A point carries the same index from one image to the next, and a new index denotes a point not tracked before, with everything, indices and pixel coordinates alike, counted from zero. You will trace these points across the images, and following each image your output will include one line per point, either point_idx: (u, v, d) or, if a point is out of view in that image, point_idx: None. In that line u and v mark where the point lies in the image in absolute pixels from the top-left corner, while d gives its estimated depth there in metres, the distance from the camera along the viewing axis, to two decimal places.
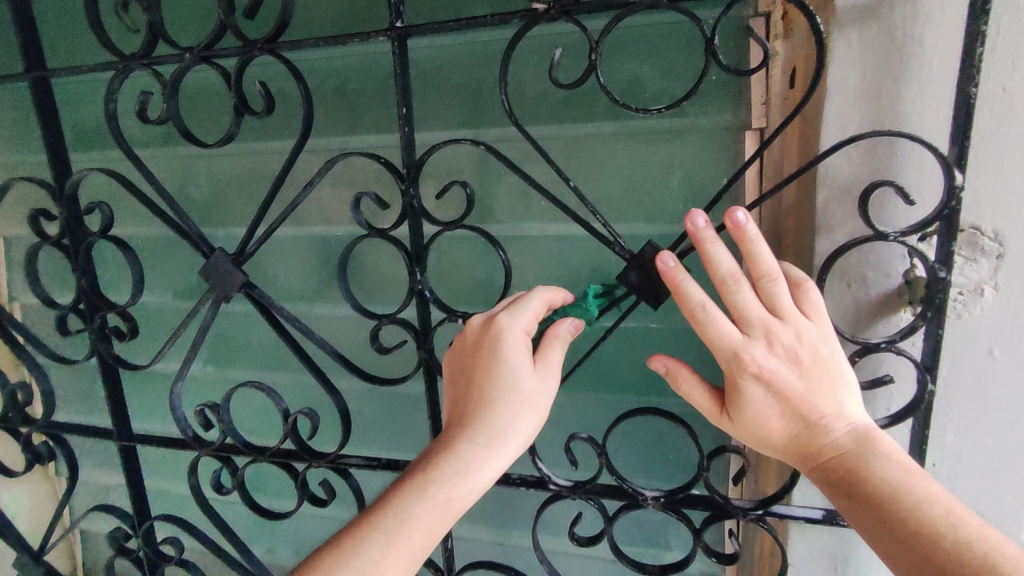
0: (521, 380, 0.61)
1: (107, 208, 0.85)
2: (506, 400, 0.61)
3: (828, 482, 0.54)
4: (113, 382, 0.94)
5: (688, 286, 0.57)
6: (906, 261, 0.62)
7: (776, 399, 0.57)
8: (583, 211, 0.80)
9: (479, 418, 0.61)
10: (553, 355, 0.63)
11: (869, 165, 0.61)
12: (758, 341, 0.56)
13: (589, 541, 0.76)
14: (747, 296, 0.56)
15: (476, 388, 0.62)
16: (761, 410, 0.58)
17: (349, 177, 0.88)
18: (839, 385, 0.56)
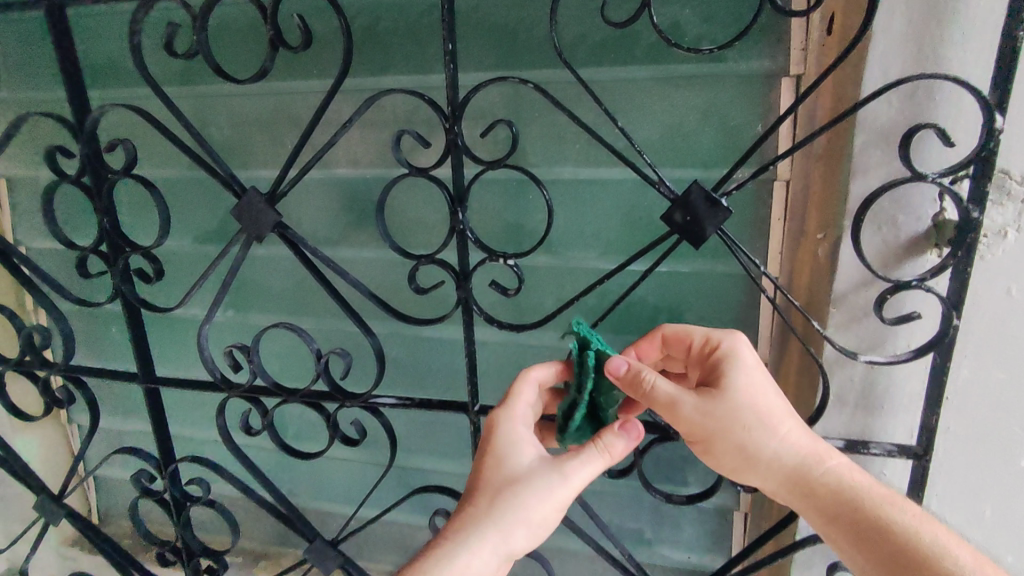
0: (544, 486, 0.64)
1: (130, 145, 0.81)
2: (517, 506, 0.63)
3: (823, 499, 0.63)
4: (136, 324, 0.93)
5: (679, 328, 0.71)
6: (936, 204, 0.65)
7: (762, 409, 0.64)
8: (629, 156, 0.80)
9: (498, 516, 0.62)
10: (596, 467, 0.65)
11: (908, 109, 0.63)
12: (745, 350, 0.67)
13: (619, 474, 0.81)
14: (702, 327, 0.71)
15: (494, 495, 0.64)
16: (751, 416, 0.64)
17: (380, 120, 0.87)
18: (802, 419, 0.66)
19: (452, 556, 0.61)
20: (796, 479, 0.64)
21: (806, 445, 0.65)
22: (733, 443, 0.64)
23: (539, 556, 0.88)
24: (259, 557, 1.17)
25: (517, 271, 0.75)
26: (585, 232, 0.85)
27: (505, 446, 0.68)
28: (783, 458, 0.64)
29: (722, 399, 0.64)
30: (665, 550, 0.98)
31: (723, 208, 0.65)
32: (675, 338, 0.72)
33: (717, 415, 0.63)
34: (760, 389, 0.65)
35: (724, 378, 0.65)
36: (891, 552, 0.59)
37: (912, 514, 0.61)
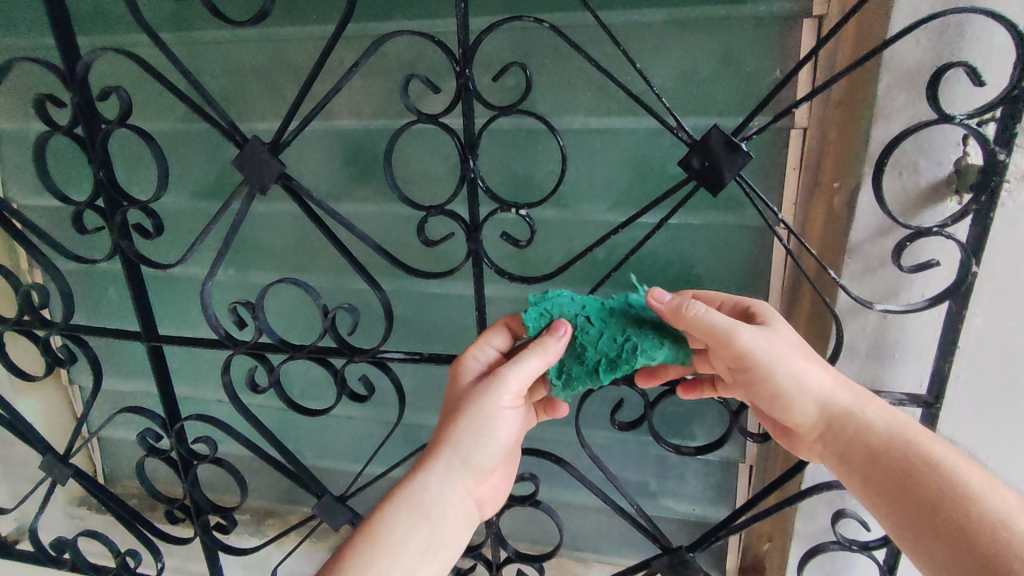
0: (488, 397, 0.66)
1: (124, 93, 0.78)
2: (465, 422, 0.67)
3: (868, 435, 0.64)
4: (137, 282, 0.91)
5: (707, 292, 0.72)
6: (959, 149, 0.64)
7: (806, 347, 0.66)
8: (645, 104, 0.78)
9: (451, 434, 0.67)
10: (528, 367, 0.65)
11: (936, 49, 0.61)
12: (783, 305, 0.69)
13: (629, 426, 0.81)
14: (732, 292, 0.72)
15: (449, 419, 0.68)
16: (802, 354, 0.65)
17: (384, 68, 0.84)
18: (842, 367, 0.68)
19: (420, 478, 0.66)
20: (842, 415, 0.65)
21: (851, 387, 0.66)
22: (783, 376, 0.65)
23: (548, 508, 0.89)
24: (267, 515, 1.18)
25: (529, 222, 0.73)
26: (595, 185, 0.83)
27: (459, 380, 0.71)
28: (830, 394, 0.66)
29: (773, 328, 0.65)
30: (671, 503, 0.99)
31: (743, 152, 0.63)
32: (704, 300, 0.72)
33: (771, 337, 0.64)
34: (802, 332, 0.67)
35: (773, 314, 0.67)
36: (932, 488, 0.60)
37: (954, 455, 0.62)
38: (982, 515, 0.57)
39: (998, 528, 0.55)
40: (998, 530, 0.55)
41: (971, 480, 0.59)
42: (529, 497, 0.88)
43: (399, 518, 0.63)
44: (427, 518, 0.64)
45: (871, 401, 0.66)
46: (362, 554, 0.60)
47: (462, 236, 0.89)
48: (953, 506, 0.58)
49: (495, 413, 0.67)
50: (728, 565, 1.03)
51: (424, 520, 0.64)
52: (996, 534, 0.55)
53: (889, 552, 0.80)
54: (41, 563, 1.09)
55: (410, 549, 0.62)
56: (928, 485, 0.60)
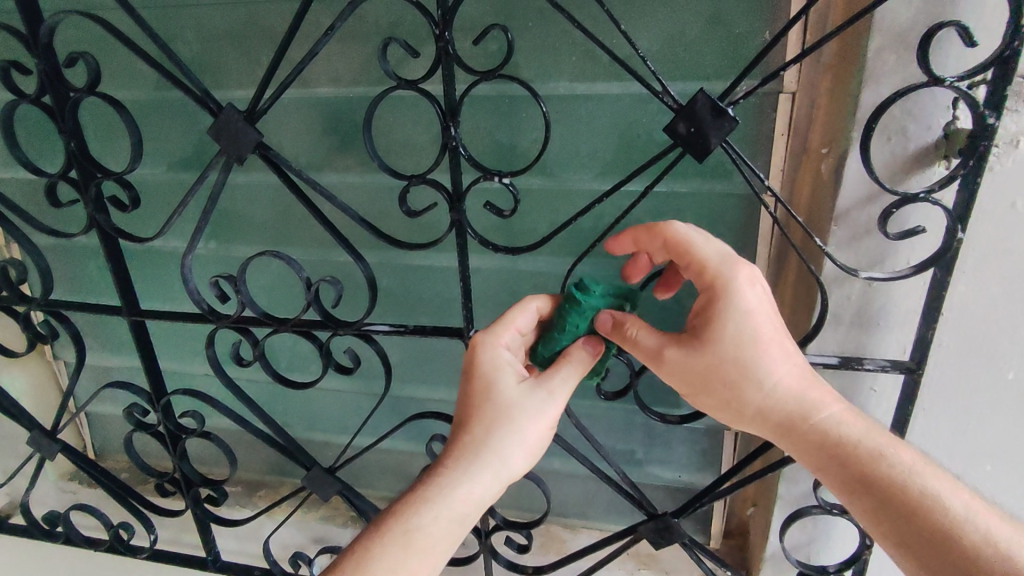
0: (534, 405, 0.67)
1: (91, 59, 0.75)
2: (509, 425, 0.66)
3: (815, 442, 0.65)
4: (116, 256, 0.89)
5: (688, 236, 0.65)
6: (948, 112, 0.63)
7: (750, 356, 0.64)
8: (631, 68, 0.76)
9: (494, 436, 0.65)
10: (572, 381, 0.68)
11: (928, 8, 0.59)
12: (745, 288, 0.63)
13: (614, 395, 0.81)
14: (708, 241, 0.65)
15: (487, 422, 0.66)
16: (744, 367, 0.64)
17: (362, 32, 0.81)
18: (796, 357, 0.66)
19: (455, 481, 0.64)
20: (788, 421, 0.65)
21: (801, 391, 0.65)
22: (726, 389, 0.66)
23: (535, 477, 0.90)
24: (258, 487, 1.19)
25: (512, 192, 0.72)
26: (581, 153, 0.82)
27: (496, 368, 0.68)
28: (777, 402, 0.65)
29: (703, 351, 0.64)
30: (656, 470, 1.00)
31: (729, 117, 0.61)
32: (682, 246, 0.66)
33: (699, 363, 0.65)
34: (749, 338, 0.64)
35: (710, 326, 0.64)
36: (880, 495, 0.61)
37: (903, 456, 0.62)
38: (934, 524, 0.59)
39: (950, 537, 0.58)
40: (951, 537, 0.58)
41: (923, 483, 0.61)
42: None
43: (434, 518, 0.62)
44: (466, 516, 0.63)
45: (821, 402, 0.65)
46: (397, 555, 0.59)
47: (445, 206, 0.88)
48: (901, 514, 0.60)
49: (539, 421, 0.67)
50: (713, 530, 1.05)
51: (462, 519, 0.63)
52: (945, 540, 0.58)
53: None
54: (35, 536, 1.10)
55: (442, 550, 0.61)
56: (878, 492, 0.61)
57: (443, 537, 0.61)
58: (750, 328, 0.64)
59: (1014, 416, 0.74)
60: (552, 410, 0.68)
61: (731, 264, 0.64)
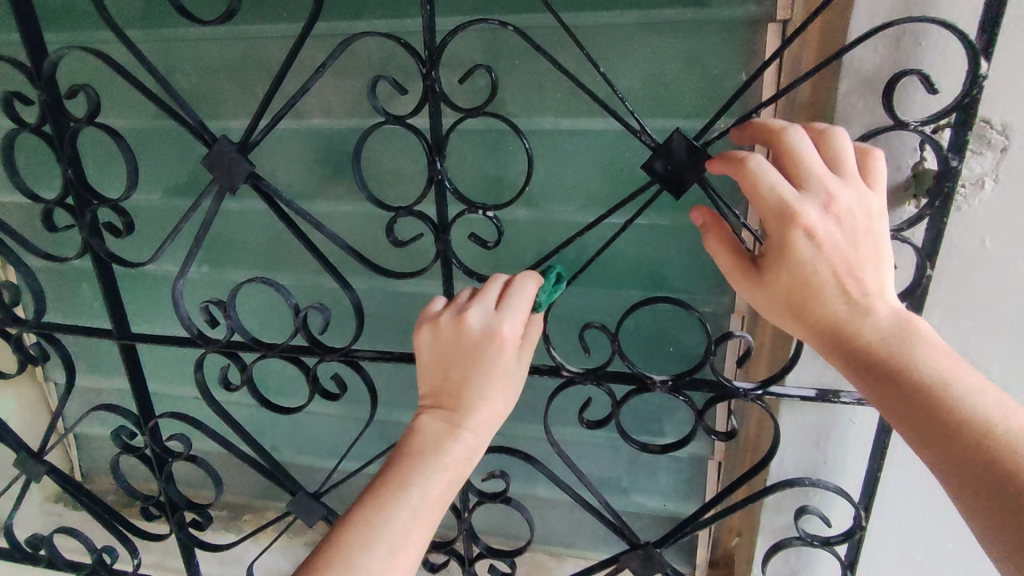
0: (495, 367, 0.67)
1: (92, 91, 0.78)
2: (484, 391, 0.67)
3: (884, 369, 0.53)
4: (109, 280, 0.91)
5: (755, 161, 0.56)
6: (916, 153, 0.65)
7: (824, 270, 0.55)
8: (611, 106, 0.79)
9: (467, 412, 0.66)
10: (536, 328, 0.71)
11: (893, 56, 0.62)
12: (814, 201, 0.55)
13: (596, 424, 0.81)
14: (779, 185, 0.55)
15: (471, 384, 0.67)
16: (800, 289, 0.56)
17: (355, 66, 0.84)
18: (881, 262, 0.56)
19: (447, 448, 0.65)
20: (830, 343, 0.56)
21: (877, 312, 0.54)
22: (793, 300, 0.57)
23: (518, 504, 0.90)
24: (244, 511, 1.19)
25: (496, 224, 0.74)
26: (565, 185, 0.84)
27: (462, 338, 0.68)
28: (823, 325, 0.56)
29: (771, 267, 0.57)
30: (641, 498, 1.01)
31: (704, 157, 0.64)
32: (752, 178, 0.56)
33: (767, 282, 0.58)
34: (821, 248, 0.55)
35: (775, 239, 0.56)
36: (937, 431, 0.50)
37: (972, 383, 0.50)
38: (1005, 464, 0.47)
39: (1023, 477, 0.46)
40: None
41: (989, 411, 0.49)
42: (501, 493, 0.89)
43: (433, 483, 0.64)
44: (445, 492, 0.65)
45: (875, 326, 0.54)
46: (402, 515, 0.62)
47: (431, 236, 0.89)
48: (959, 452, 0.49)
49: (505, 385, 0.68)
50: (698, 559, 1.05)
51: (440, 499, 0.64)
52: (1008, 478, 0.46)
53: (850, 548, 0.82)
54: (17, 559, 1.10)
55: (438, 508, 0.64)
56: (936, 426, 0.50)
57: (441, 497, 0.64)
58: (817, 251, 0.55)
59: None
60: (517, 374, 0.69)
61: (803, 212, 0.55)
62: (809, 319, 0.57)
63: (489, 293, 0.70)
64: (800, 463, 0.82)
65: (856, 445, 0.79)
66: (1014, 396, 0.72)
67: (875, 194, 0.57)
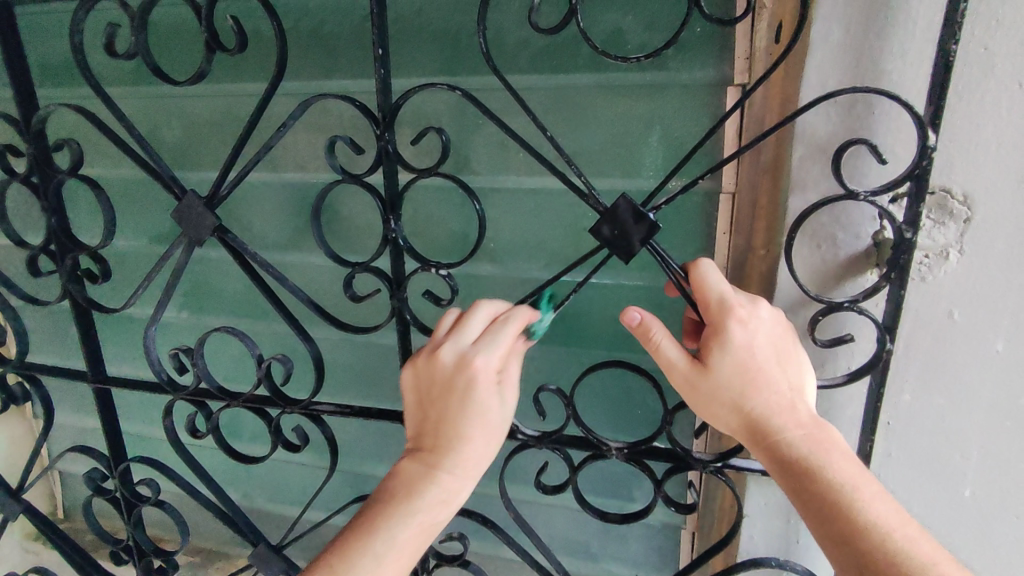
0: (477, 406, 0.60)
1: (76, 145, 0.81)
2: (472, 432, 0.60)
3: (803, 468, 0.57)
4: (87, 324, 0.93)
5: (710, 270, 0.63)
6: (876, 222, 0.63)
7: (758, 362, 0.60)
8: (563, 166, 0.79)
9: (445, 456, 0.60)
10: (515, 366, 0.64)
11: (846, 124, 0.61)
12: (751, 312, 0.61)
13: (553, 490, 0.78)
14: (723, 286, 0.62)
15: (448, 427, 0.61)
16: (739, 379, 0.60)
17: (326, 123, 0.86)
18: (802, 369, 0.62)
19: (422, 489, 0.60)
20: (756, 437, 0.60)
21: (798, 414, 0.59)
22: (734, 390, 0.61)
23: (477, 569, 0.86)
24: (215, 558, 1.17)
25: (450, 282, 0.73)
26: (529, 243, 0.84)
27: (436, 377, 0.62)
28: (752, 417, 0.60)
29: (718, 354, 0.61)
30: (612, 565, 0.96)
31: (650, 221, 0.62)
32: (707, 284, 0.63)
33: (711, 370, 0.61)
34: (758, 344, 0.61)
35: (724, 333, 0.61)
36: (844, 531, 0.53)
37: (872, 491, 0.55)
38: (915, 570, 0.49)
39: None
40: None
41: (890, 518, 0.53)
42: (458, 557, 0.85)
43: (407, 526, 0.58)
44: (418, 541, 0.59)
45: (793, 424, 0.59)
46: (366, 561, 0.56)
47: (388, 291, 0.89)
48: (861, 558, 0.51)
49: (487, 427, 0.61)
50: None
51: (413, 547, 0.58)
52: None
53: None
54: None
55: (403, 561, 0.58)
56: (846, 523, 0.53)
57: (415, 548, 0.58)
58: (750, 344, 0.60)
59: (977, 535, 0.70)
60: (502, 414, 0.62)
61: (736, 306, 0.61)
62: (742, 409, 0.61)
63: (470, 324, 0.64)
64: (770, 539, 0.77)
65: None
66: (996, 479, 0.67)
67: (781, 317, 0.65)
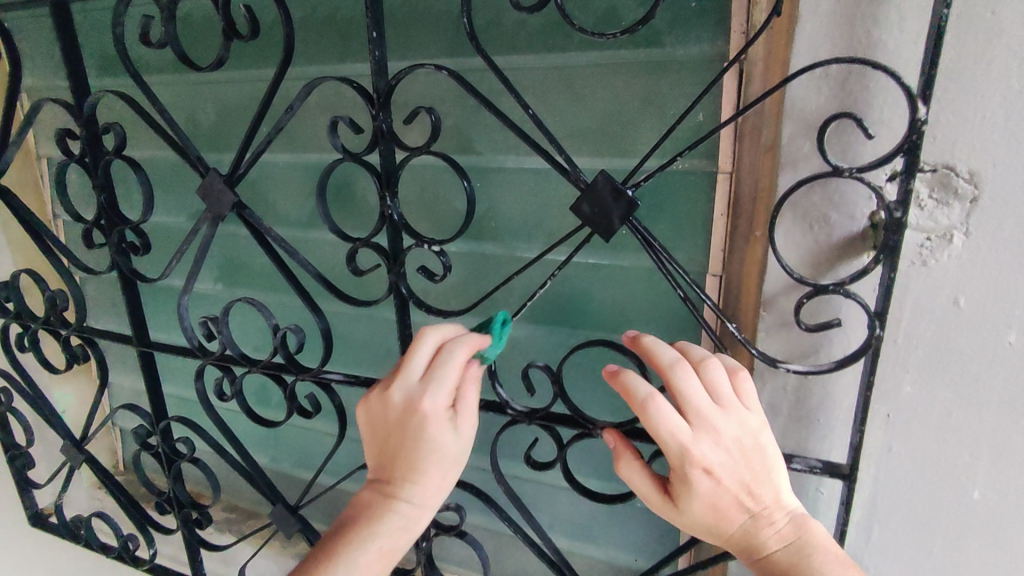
0: (428, 444, 0.64)
1: (119, 128, 0.89)
2: (429, 466, 0.65)
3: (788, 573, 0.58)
4: (132, 293, 1.01)
5: (678, 376, 0.60)
6: (871, 202, 0.59)
7: (733, 484, 0.59)
8: (546, 144, 0.79)
9: (402, 487, 0.65)
10: (468, 400, 0.66)
11: (838, 97, 0.58)
12: (720, 423, 0.59)
13: (542, 466, 0.79)
14: (693, 398, 0.59)
15: (403, 460, 0.65)
16: (713, 506, 0.60)
17: (339, 105, 0.89)
18: (775, 472, 0.60)
19: (379, 524, 0.65)
20: (743, 550, 0.61)
21: (776, 518, 0.60)
22: (711, 514, 0.60)
23: (473, 541, 0.88)
24: (249, 516, 1.25)
25: (443, 259, 0.75)
26: (529, 223, 0.84)
27: (389, 414, 0.66)
28: (734, 538, 0.61)
29: (693, 484, 0.59)
30: (612, 549, 0.96)
31: (629, 198, 0.62)
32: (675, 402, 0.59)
33: (687, 497, 0.61)
34: (731, 458, 0.59)
35: (694, 465, 0.59)
36: None
37: None
38: None
39: None
40: None
41: None
42: (455, 527, 0.87)
43: (364, 559, 0.64)
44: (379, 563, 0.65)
45: (772, 531, 0.60)
46: None
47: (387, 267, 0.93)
48: None
49: (441, 460, 0.65)
50: None
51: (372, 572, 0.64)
52: None
53: None
54: (59, 535, 1.22)
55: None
56: None
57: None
58: (716, 484, 0.59)
59: (985, 539, 0.65)
60: (456, 445, 0.65)
61: (705, 429, 0.58)
62: (722, 534, 0.61)
63: (415, 361, 0.66)
64: None
65: (826, 518, 0.71)
66: (1007, 480, 0.63)
67: (755, 411, 0.60)
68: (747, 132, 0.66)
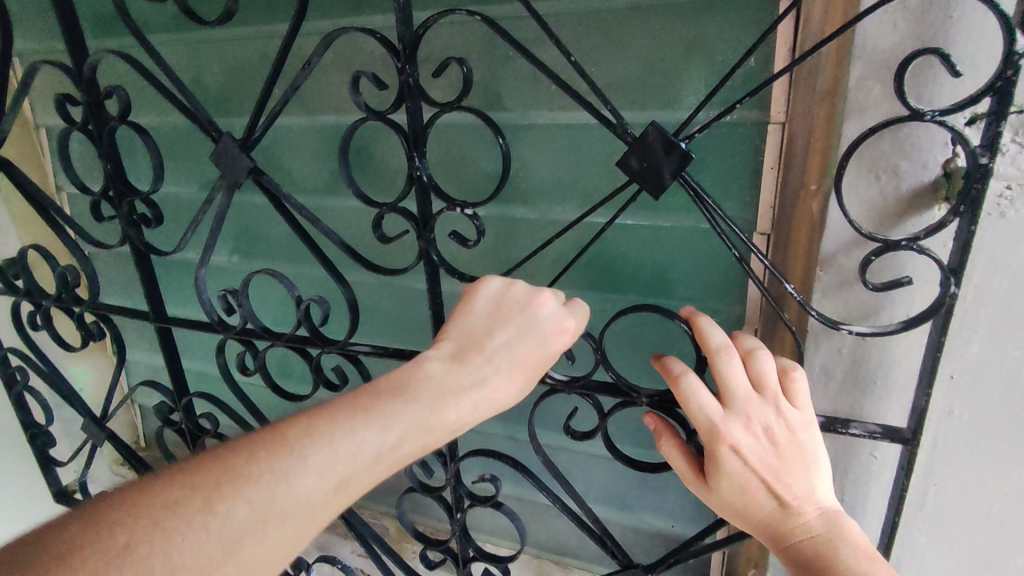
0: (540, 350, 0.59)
1: (122, 91, 0.83)
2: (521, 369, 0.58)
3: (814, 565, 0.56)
4: (146, 266, 0.97)
5: (719, 360, 0.60)
6: (947, 149, 0.55)
7: (765, 468, 0.58)
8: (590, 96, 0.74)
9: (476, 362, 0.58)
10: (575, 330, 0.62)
11: (916, 33, 0.53)
12: (755, 408, 0.59)
13: (582, 436, 0.76)
14: (731, 382, 0.59)
15: (505, 358, 0.58)
16: (742, 486, 0.59)
17: (357, 61, 0.84)
18: (813, 467, 0.59)
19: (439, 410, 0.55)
20: (770, 536, 0.59)
21: (807, 511, 0.58)
22: (739, 495, 0.60)
23: (510, 512, 0.85)
24: None
25: (476, 222, 0.70)
26: (562, 182, 0.80)
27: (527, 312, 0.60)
28: (760, 522, 0.59)
29: (721, 462, 0.59)
30: (647, 515, 0.95)
31: (682, 151, 0.58)
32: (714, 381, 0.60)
33: (715, 476, 0.60)
34: (765, 443, 0.58)
35: (723, 445, 0.59)
36: None
37: None
38: None
39: None
40: None
41: None
42: (491, 498, 0.85)
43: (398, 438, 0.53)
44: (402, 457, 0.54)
45: (803, 520, 0.58)
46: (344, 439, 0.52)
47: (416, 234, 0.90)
48: None
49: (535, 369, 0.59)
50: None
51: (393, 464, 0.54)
52: None
53: None
54: None
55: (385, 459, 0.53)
56: None
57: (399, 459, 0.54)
58: (745, 466, 0.58)
59: None
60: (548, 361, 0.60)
61: (739, 412, 0.58)
62: (750, 516, 0.60)
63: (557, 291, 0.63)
64: None
65: (878, 482, 0.70)
66: None
67: (801, 409, 0.60)
68: (808, 77, 0.61)
